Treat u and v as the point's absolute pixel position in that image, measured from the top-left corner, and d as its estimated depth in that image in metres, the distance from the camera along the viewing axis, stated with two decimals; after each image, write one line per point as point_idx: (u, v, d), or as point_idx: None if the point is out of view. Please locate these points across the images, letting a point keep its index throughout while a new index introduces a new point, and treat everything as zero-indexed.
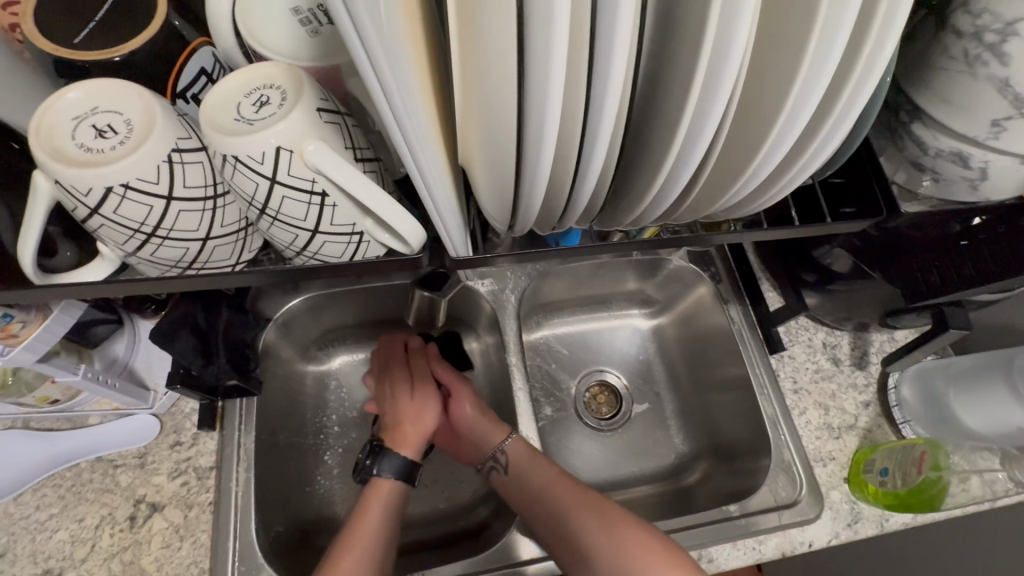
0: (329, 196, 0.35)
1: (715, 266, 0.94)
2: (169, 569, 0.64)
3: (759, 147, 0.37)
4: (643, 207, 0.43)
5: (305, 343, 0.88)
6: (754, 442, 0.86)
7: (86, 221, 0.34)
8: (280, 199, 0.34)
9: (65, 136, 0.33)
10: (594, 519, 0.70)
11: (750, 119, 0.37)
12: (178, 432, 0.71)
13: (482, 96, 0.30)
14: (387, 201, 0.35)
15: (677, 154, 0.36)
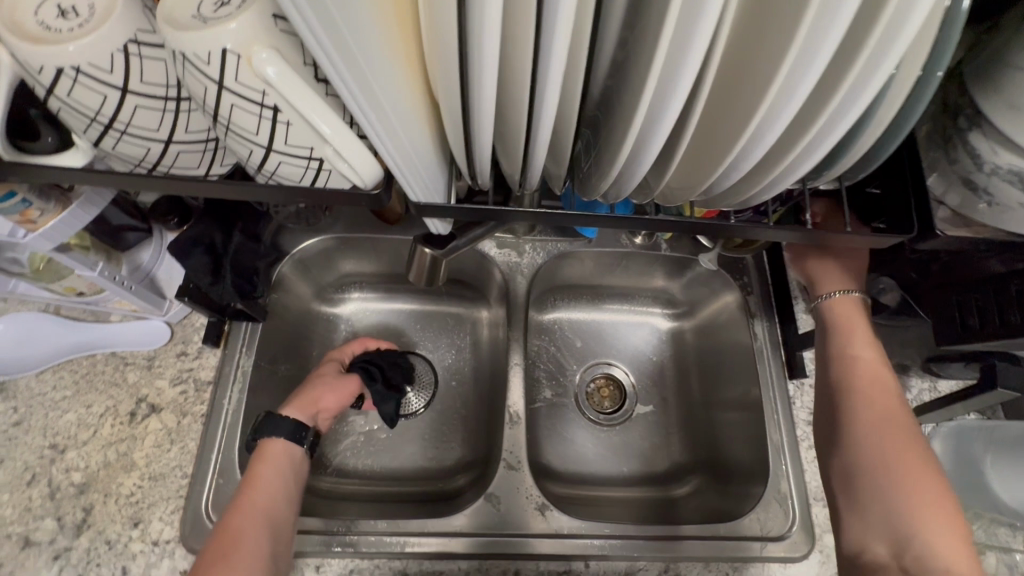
0: (281, 112, 0.34)
1: (748, 276, 0.88)
2: (156, 467, 0.68)
3: (755, 114, 0.33)
4: (623, 173, 0.39)
5: (321, 284, 0.91)
6: (753, 465, 0.81)
7: (46, 103, 0.35)
8: (229, 107, 0.33)
9: (30, 12, 0.34)
10: (913, 465, 0.57)
11: (745, 85, 0.33)
12: (185, 343, 0.75)
13: (426, 13, 0.28)
14: (338, 122, 0.35)
15: (656, 109, 0.32)
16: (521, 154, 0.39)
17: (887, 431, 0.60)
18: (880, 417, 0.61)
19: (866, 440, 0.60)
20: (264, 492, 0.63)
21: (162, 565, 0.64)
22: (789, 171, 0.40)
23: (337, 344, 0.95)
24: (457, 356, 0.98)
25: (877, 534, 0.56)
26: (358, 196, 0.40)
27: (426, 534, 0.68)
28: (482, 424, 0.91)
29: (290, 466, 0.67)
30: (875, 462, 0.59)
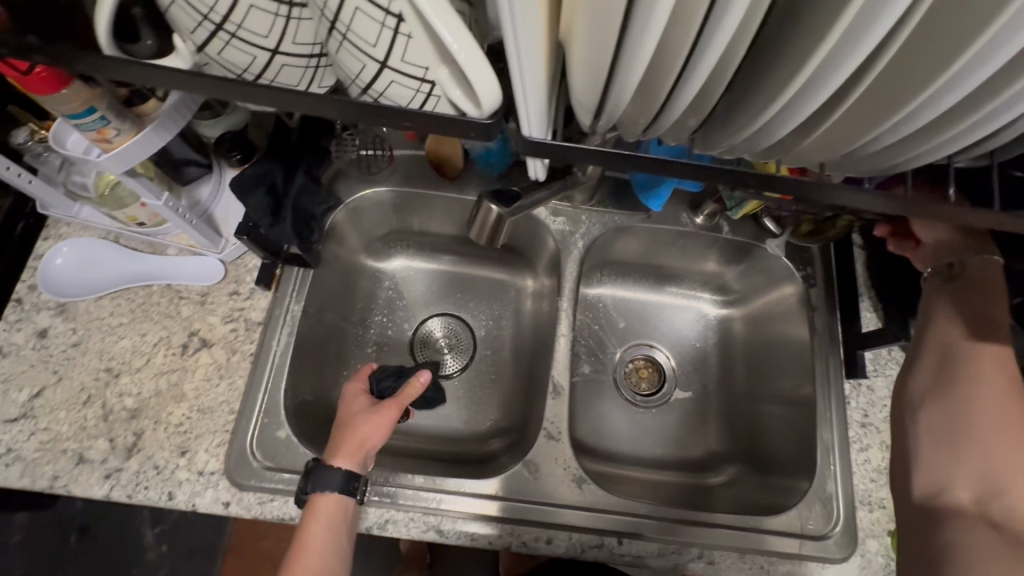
0: (406, 21, 0.31)
1: (812, 268, 0.84)
2: (205, 400, 0.69)
3: (959, 57, 0.28)
4: (771, 120, 0.36)
5: (371, 238, 0.91)
6: (798, 462, 0.78)
7: None
8: (353, 11, 0.30)
9: None
10: (1013, 423, 0.53)
11: (945, 30, 0.29)
12: (238, 282, 0.75)
13: None
14: (470, 43, 0.31)
15: (840, 47, 0.29)
16: (663, 93, 0.35)
17: (993, 389, 0.55)
18: (991, 373, 0.55)
19: (968, 393, 0.56)
20: (316, 557, 0.61)
21: (207, 494, 0.66)
22: (945, 138, 0.36)
23: (380, 299, 0.95)
24: (497, 323, 0.97)
25: (963, 481, 0.53)
26: (460, 128, 0.37)
27: (465, 494, 0.68)
28: (518, 393, 0.91)
29: (343, 520, 0.63)
30: (974, 416, 0.55)
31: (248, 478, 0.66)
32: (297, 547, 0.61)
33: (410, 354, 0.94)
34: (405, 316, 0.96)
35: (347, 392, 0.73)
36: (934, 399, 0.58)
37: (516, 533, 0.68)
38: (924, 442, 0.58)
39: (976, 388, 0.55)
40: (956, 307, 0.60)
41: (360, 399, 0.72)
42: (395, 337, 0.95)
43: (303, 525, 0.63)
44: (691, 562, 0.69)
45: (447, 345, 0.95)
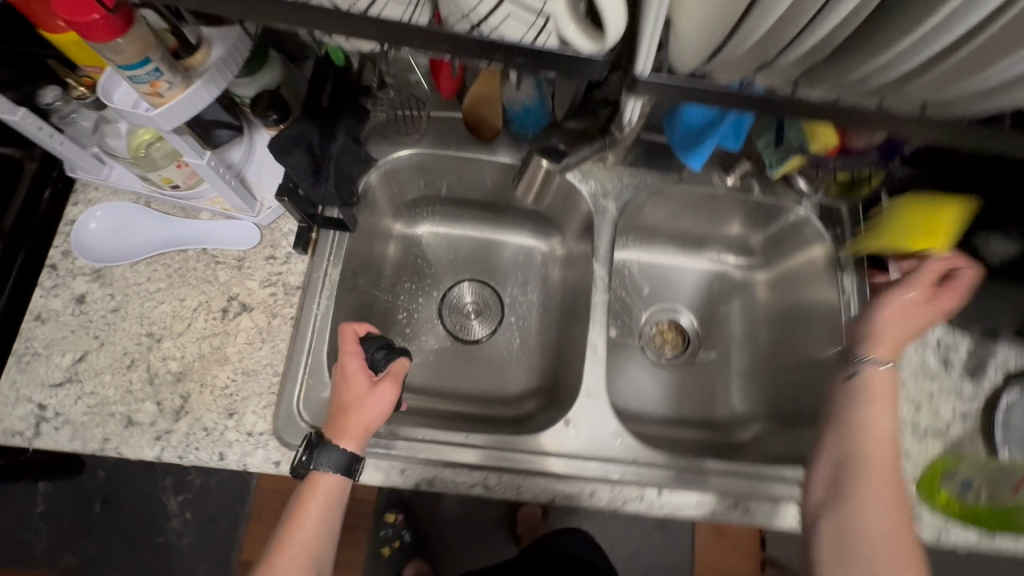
0: None
1: (841, 229, 0.85)
2: (249, 363, 0.70)
3: None
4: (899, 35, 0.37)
5: (399, 203, 0.91)
6: (825, 417, 0.81)
7: None
8: None
9: None
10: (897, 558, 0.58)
11: None
12: (274, 247, 0.74)
13: None
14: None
15: None
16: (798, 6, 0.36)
17: (889, 518, 0.60)
18: (889, 510, 0.60)
19: (863, 517, 0.60)
20: (309, 534, 0.60)
21: (257, 454, 0.67)
22: None
23: (407, 267, 0.96)
24: (524, 288, 0.97)
25: None
26: None
27: (511, 451, 0.70)
28: (548, 356, 0.92)
29: (339, 502, 0.62)
30: (869, 547, 0.59)
31: (297, 437, 0.67)
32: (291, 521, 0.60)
33: (439, 320, 0.96)
34: (433, 282, 0.97)
35: (342, 364, 0.65)
36: (838, 517, 0.61)
37: (559, 486, 0.70)
38: (823, 561, 0.61)
39: (874, 502, 0.60)
40: (862, 398, 0.66)
41: (358, 378, 0.64)
42: (424, 303, 0.96)
43: (298, 500, 0.62)
44: (727, 512, 0.71)
45: (475, 311, 0.97)
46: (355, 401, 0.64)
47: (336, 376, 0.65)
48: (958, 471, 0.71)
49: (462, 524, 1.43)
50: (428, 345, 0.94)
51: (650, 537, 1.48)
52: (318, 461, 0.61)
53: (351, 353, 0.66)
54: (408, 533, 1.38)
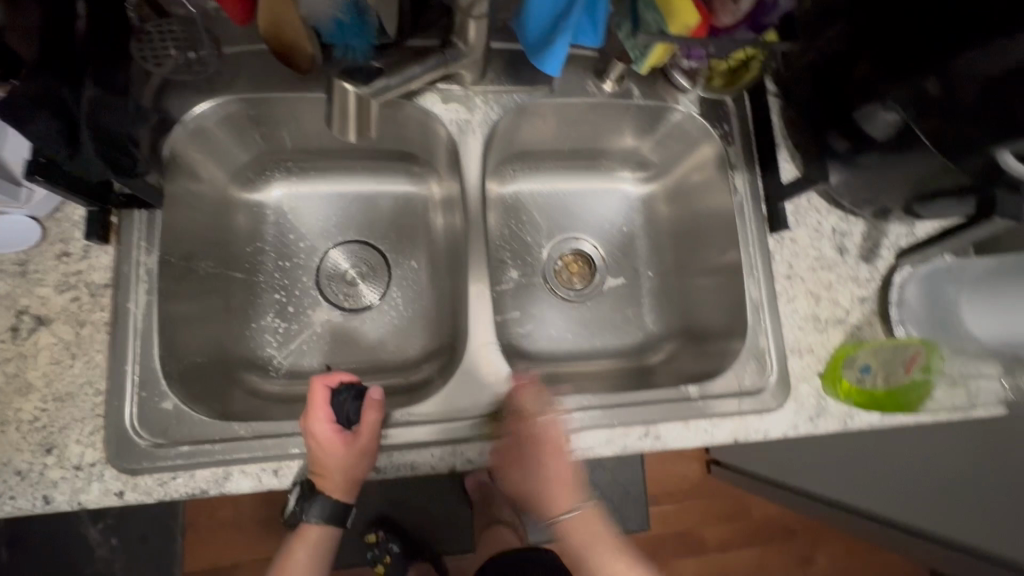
0: None
1: (729, 124, 0.78)
2: (60, 387, 0.58)
3: None
4: None
5: (238, 162, 0.78)
6: (730, 324, 0.79)
7: None
8: None
9: None
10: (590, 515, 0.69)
11: None
12: (65, 242, 0.60)
13: None
14: None
15: None
16: None
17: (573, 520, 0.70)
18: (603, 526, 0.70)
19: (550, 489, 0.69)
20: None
21: (93, 489, 0.56)
22: None
23: (267, 235, 0.83)
24: (408, 241, 0.88)
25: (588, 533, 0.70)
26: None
27: (405, 425, 0.64)
28: (443, 311, 0.84)
29: (327, 548, 0.66)
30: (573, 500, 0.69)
31: (138, 461, 0.57)
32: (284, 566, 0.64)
33: (317, 290, 0.85)
34: (302, 251, 0.85)
35: (310, 434, 0.59)
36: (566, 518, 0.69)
37: (457, 452, 0.64)
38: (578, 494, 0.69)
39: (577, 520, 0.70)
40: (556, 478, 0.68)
41: (334, 445, 0.58)
42: (297, 276, 0.84)
43: (289, 546, 0.64)
44: (639, 441, 0.68)
45: (358, 275, 0.86)
46: (325, 458, 0.58)
47: (314, 445, 0.59)
48: (856, 359, 0.71)
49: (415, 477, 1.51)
50: (308, 321, 0.83)
51: (600, 462, 1.60)
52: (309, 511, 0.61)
53: (323, 417, 0.59)
54: (396, 544, 1.41)
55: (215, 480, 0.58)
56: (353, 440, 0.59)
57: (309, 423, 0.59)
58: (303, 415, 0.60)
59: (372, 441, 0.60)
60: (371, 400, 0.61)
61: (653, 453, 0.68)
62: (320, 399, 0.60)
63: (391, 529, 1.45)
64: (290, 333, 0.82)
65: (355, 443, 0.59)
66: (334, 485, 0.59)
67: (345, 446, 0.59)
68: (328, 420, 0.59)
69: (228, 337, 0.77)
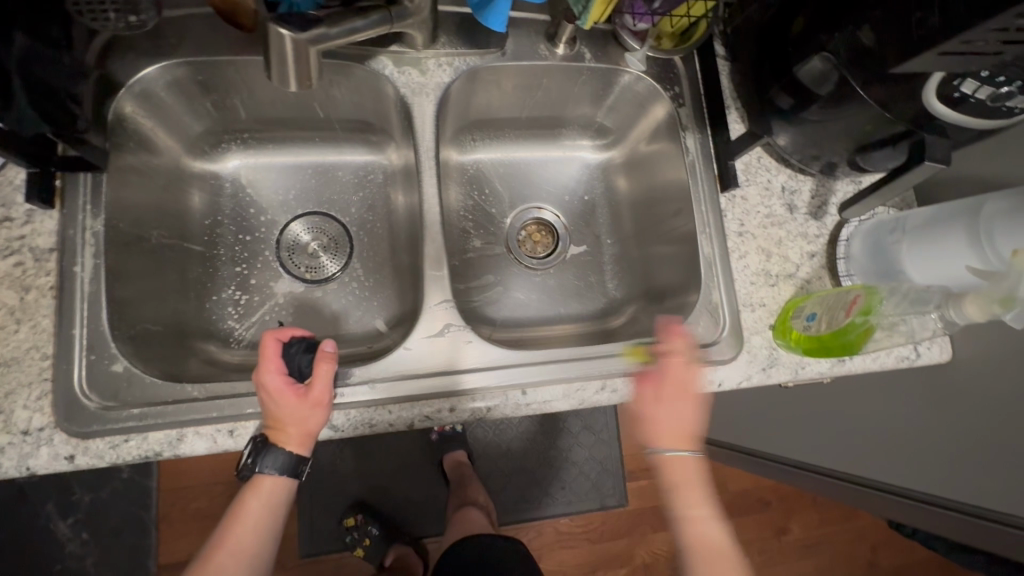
0: None
1: (679, 87, 0.80)
2: (4, 352, 0.57)
3: None
4: None
5: (190, 132, 0.77)
6: (686, 281, 0.81)
7: None
8: None
9: None
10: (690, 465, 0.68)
11: None
12: (6, 207, 0.59)
13: None
14: None
15: None
16: None
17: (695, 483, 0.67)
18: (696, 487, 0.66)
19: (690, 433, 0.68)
20: (252, 528, 0.61)
21: (41, 454, 0.56)
22: None
23: (224, 208, 0.83)
24: (370, 212, 0.88)
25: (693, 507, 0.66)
26: None
27: (362, 383, 0.64)
28: (404, 279, 0.84)
29: (284, 499, 0.63)
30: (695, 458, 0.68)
31: (87, 424, 0.56)
32: (235, 517, 0.61)
33: (278, 262, 0.85)
34: (262, 224, 0.85)
35: (262, 385, 0.58)
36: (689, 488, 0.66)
37: (416, 408, 0.65)
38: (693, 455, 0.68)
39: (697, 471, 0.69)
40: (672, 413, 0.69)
41: (286, 395, 0.57)
42: (256, 249, 0.84)
43: (242, 497, 0.62)
44: (596, 394, 0.69)
45: (319, 246, 0.86)
46: (277, 408, 0.57)
47: (266, 397, 0.58)
48: (805, 308, 0.72)
49: (394, 459, 1.53)
50: (269, 293, 0.83)
51: (577, 440, 1.62)
52: (262, 464, 0.59)
53: (275, 368, 0.58)
54: (375, 527, 1.41)
55: (169, 442, 0.58)
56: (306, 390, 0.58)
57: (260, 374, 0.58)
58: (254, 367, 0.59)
59: (325, 391, 0.59)
60: (324, 352, 0.60)
61: (611, 405, 0.70)
62: (271, 352, 0.59)
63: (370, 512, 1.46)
64: (251, 305, 0.82)
65: (307, 393, 0.58)
66: (286, 436, 0.58)
67: (297, 397, 0.58)
68: (279, 372, 0.58)
69: (185, 309, 0.76)
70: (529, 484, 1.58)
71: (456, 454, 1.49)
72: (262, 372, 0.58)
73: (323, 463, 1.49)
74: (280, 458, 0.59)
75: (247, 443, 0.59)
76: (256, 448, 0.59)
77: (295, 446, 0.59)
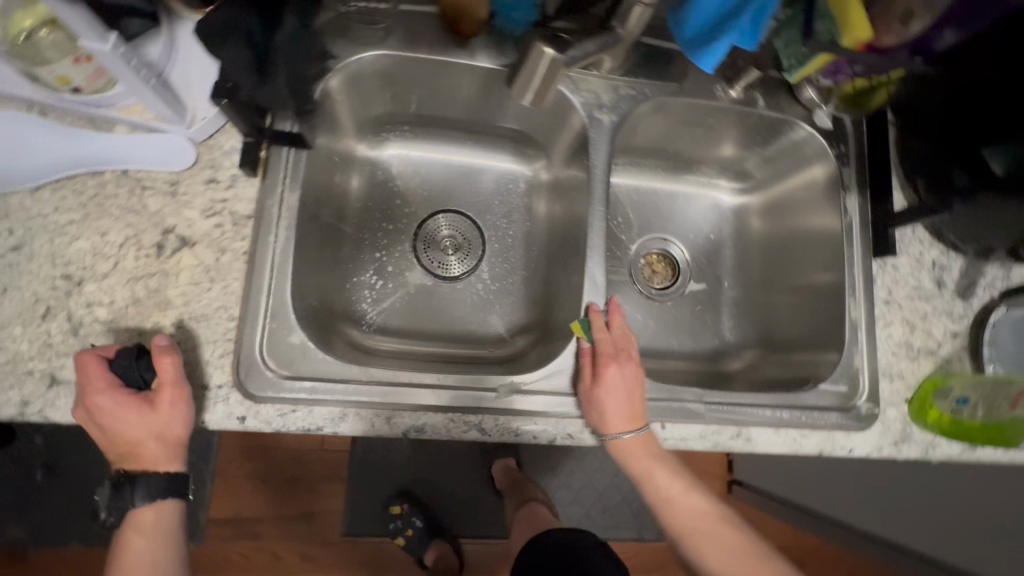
0: None
1: (846, 146, 0.80)
2: (196, 307, 0.59)
3: None
4: None
5: (364, 118, 0.79)
6: (821, 339, 0.80)
7: None
8: None
9: None
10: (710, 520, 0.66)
11: None
12: (214, 169, 0.62)
13: None
14: None
15: None
16: None
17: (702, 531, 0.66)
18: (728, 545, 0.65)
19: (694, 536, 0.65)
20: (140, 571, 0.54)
21: (218, 409, 0.58)
22: None
23: (374, 194, 0.85)
24: (507, 219, 0.89)
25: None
26: None
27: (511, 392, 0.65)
28: (536, 290, 0.86)
29: (170, 543, 0.56)
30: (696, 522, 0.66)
31: (264, 389, 0.59)
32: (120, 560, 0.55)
33: (414, 255, 0.86)
34: (405, 215, 0.87)
35: (93, 405, 0.52)
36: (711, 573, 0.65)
37: (559, 426, 0.65)
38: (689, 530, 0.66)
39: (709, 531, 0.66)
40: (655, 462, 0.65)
41: (132, 414, 0.53)
42: (397, 239, 0.86)
43: (122, 536, 0.56)
44: (731, 441, 0.69)
45: (454, 245, 0.88)
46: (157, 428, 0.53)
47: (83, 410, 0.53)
48: (951, 390, 0.72)
49: (445, 453, 1.54)
50: (402, 284, 0.85)
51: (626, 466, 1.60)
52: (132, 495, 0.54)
53: (106, 385, 0.52)
54: (418, 518, 1.43)
55: (332, 419, 0.60)
56: (151, 403, 0.53)
57: (97, 398, 0.52)
58: (79, 384, 0.52)
59: (167, 410, 0.53)
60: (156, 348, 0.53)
61: (743, 454, 0.69)
62: (93, 364, 0.52)
63: (416, 503, 1.47)
64: (385, 292, 0.84)
65: (154, 406, 0.53)
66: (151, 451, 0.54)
67: (143, 408, 0.53)
68: (116, 390, 0.52)
69: (332, 287, 0.78)
70: (571, 503, 1.56)
71: (508, 460, 1.49)
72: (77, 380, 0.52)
73: (378, 447, 1.51)
74: (154, 483, 0.54)
75: (111, 466, 0.56)
76: (120, 481, 0.54)
77: (156, 466, 0.55)
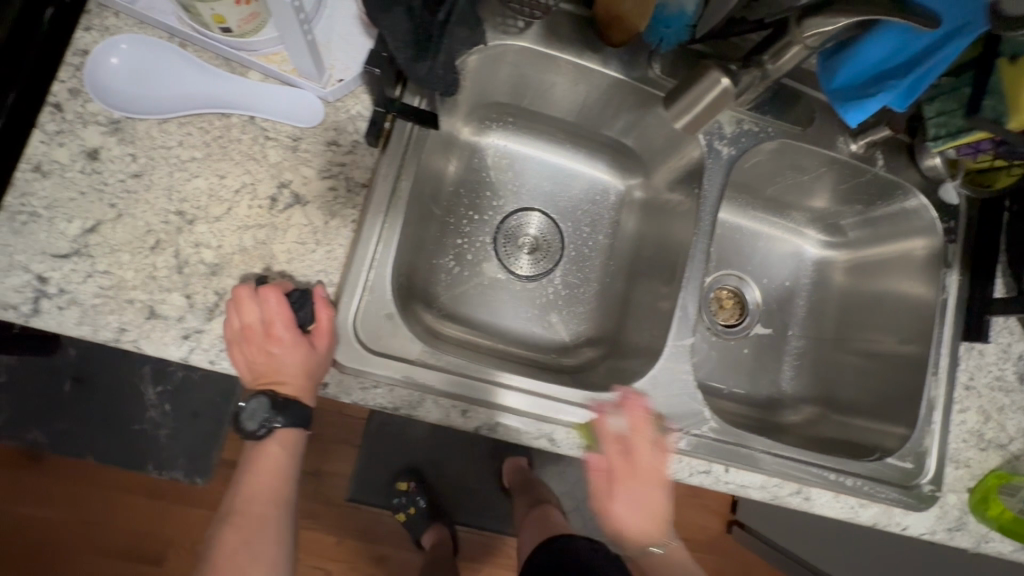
0: None
1: (956, 222, 0.78)
2: (298, 267, 0.59)
3: None
4: None
5: (478, 103, 0.79)
6: (889, 410, 0.79)
7: None
8: None
9: None
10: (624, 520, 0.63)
11: None
12: (338, 132, 0.62)
13: None
14: None
15: None
16: None
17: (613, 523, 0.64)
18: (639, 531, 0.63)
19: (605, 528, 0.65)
20: (266, 485, 0.59)
21: None
22: None
23: (468, 179, 0.84)
24: (591, 228, 0.88)
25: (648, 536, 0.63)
26: None
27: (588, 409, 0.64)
28: (609, 306, 0.85)
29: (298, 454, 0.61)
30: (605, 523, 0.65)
31: (354, 361, 0.59)
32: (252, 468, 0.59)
33: (493, 247, 0.85)
34: (493, 205, 0.86)
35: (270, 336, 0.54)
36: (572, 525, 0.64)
37: None
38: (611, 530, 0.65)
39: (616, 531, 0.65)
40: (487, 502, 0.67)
41: (296, 352, 0.55)
42: (480, 227, 0.85)
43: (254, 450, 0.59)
44: (789, 497, 0.68)
45: (533, 245, 0.86)
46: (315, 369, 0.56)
47: (251, 341, 0.54)
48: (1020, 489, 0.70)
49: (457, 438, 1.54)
50: (478, 274, 0.84)
51: None
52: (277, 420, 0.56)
53: (278, 320, 0.55)
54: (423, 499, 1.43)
55: (411, 402, 0.61)
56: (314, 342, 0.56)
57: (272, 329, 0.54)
58: (254, 316, 0.54)
59: (324, 351, 0.57)
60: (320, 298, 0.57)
61: (798, 512, 0.69)
62: (273, 299, 0.54)
63: (423, 483, 1.48)
64: (461, 279, 0.83)
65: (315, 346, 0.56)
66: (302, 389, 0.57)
67: (309, 347, 0.56)
68: (291, 326, 0.55)
69: (415, 266, 0.78)
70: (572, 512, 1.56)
71: (518, 459, 1.49)
72: (244, 310, 0.54)
73: (394, 422, 1.51)
74: (295, 412, 0.57)
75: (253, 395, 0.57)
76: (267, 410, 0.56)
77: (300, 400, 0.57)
